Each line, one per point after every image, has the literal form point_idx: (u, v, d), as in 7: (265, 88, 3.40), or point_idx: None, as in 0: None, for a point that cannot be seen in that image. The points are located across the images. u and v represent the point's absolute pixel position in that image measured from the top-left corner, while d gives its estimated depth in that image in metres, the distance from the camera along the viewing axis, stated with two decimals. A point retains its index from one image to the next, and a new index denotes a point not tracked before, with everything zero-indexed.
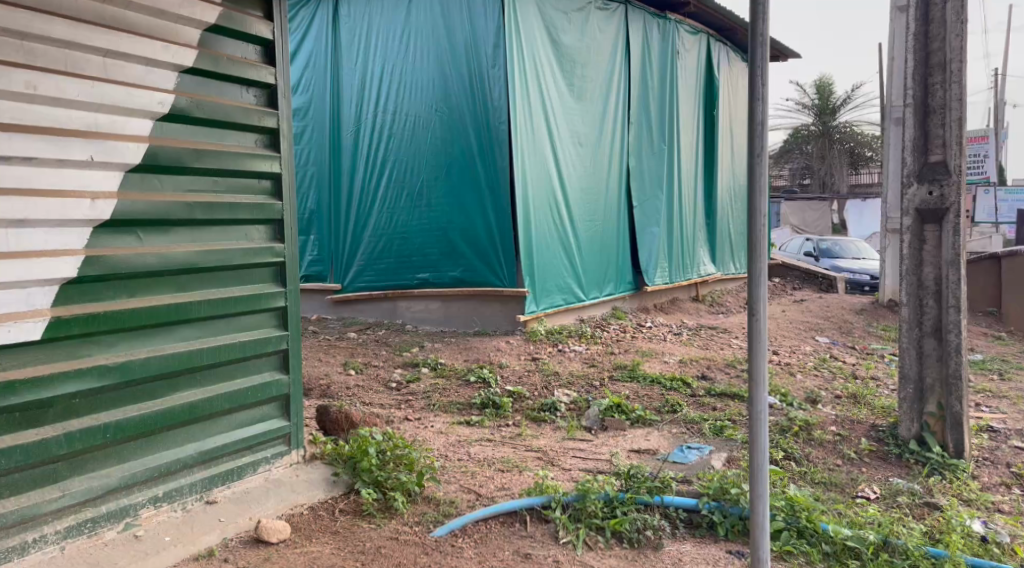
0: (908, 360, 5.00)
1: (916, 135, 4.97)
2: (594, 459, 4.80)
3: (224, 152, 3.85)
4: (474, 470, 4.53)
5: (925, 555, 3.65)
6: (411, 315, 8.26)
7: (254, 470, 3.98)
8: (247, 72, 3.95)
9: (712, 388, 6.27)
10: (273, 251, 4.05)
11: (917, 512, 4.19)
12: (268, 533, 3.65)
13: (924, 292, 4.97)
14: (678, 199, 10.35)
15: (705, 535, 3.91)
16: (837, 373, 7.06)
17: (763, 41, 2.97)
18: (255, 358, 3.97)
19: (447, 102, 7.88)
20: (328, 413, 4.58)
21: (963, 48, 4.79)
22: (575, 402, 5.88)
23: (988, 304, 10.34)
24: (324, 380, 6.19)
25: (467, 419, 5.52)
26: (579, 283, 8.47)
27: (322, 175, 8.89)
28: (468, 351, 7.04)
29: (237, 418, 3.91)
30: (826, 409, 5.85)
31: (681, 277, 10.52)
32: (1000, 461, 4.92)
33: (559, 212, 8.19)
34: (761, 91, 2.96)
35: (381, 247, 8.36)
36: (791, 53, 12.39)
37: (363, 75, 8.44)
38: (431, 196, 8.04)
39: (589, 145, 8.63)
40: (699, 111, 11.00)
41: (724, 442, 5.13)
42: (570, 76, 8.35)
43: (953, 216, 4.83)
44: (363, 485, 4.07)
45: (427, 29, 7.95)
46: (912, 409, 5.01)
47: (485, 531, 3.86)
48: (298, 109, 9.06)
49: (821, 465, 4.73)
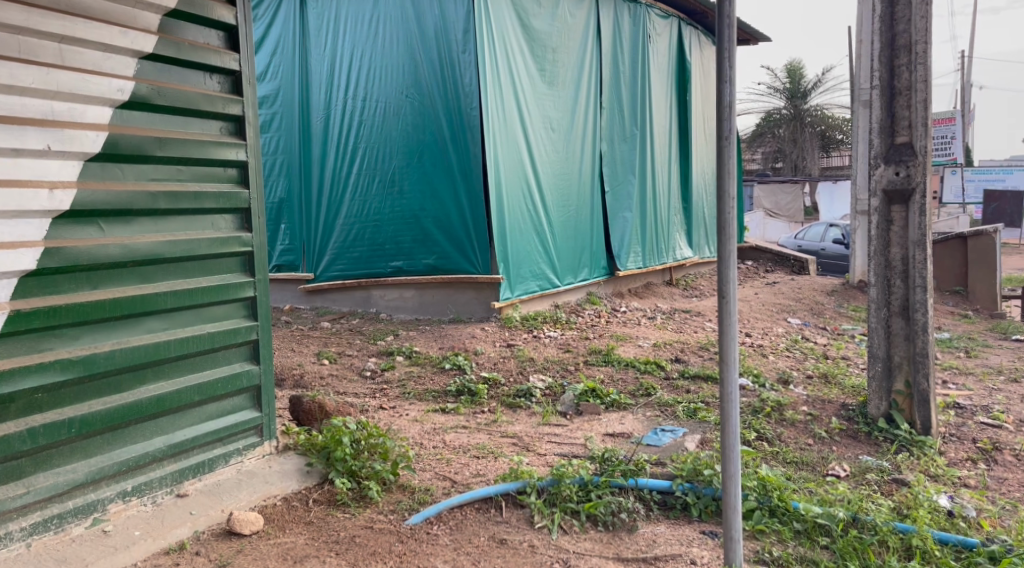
0: (876, 339, 5.06)
1: (882, 117, 5.01)
2: (570, 444, 4.81)
3: (187, 141, 3.80)
4: (450, 457, 4.53)
5: (892, 531, 3.71)
6: (385, 304, 8.23)
7: (225, 462, 3.95)
8: (210, 57, 3.90)
9: (686, 370, 6.32)
10: (240, 241, 4.01)
11: (885, 489, 4.25)
12: (239, 525, 3.62)
13: (892, 272, 5.02)
14: (651, 183, 10.36)
15: (679, 516, 3.95)
16: (808, 353, 7.13)
17: (729, 23, 2.99)
18: (224, 349, 3.94)
19: (417, 88, 7.83)
20: (301, 403, 4.55)
21: (928, 30, 4.84)
22: (550, 387, 5.90)
23: (955, 283, 10.37)
24: (297, 369, 6.14)
25: (443, 406, 5.52)
26: (554, 268, 8.47)
27: (292, 163, 8.81)
28: (443, 338, 7.03)
29: (206, 409, 3.88)
30: (797, 389, 5.91)
31: (654, 261, 10.57)
32: (966, 437, 5.00)
33: (533, 197, 8.17)
34: (729, 74, 2.99)
35: (353, 235, 8.31)
36: (761, 36, 12.40)
37: (332, 61, 8.36)
38: (403, 183, 7.99)
39: (561, 130, 8.61)
40: (671, 95, 11.01)
41: (698, 424, 5.17)
42: (541, 61, 8.32)
43: (919, 196, 4.88)
44: (337, 474, 4.03)
45: (396, 13, 7.87)
46: (881, 387, 5.07)
47: (461, 517, 3.86)
48: (266, 97, 8.95)
49: (793, 444, 4.79)
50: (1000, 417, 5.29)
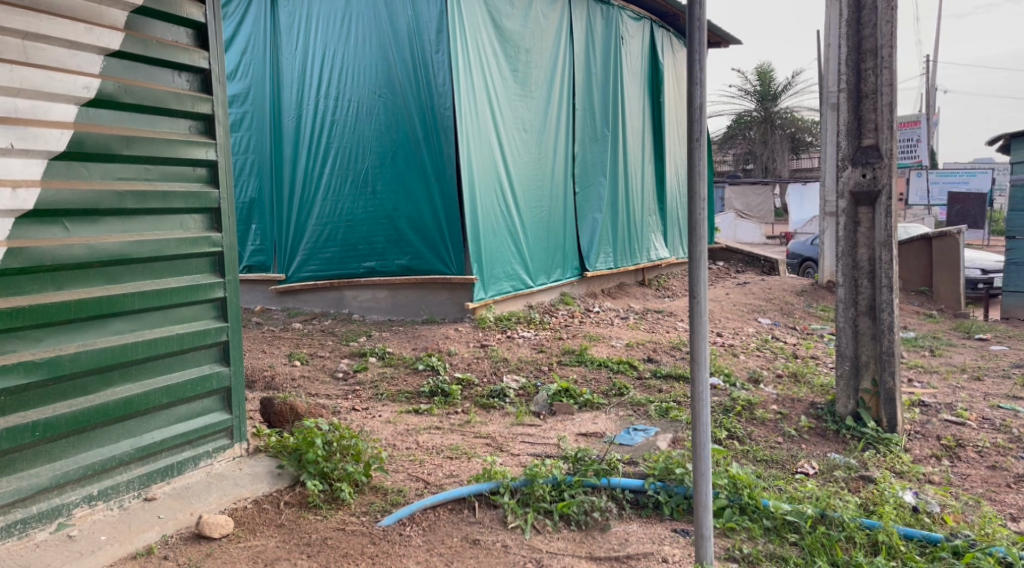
0: (844, 339, 5.12)
1: (849, 119, 5.07)
2: (543, 444, 4.83)
3: (155, 139, 3.76)
4: (423, 458, 4.53)
5: (860, 526, 3.77)
6: (357, 305, 8.20)
7: (194, 465, 3.92)
8: (178, 55, 3.87)
9: (657, 370, 6.36)
10: (210, 241, 3.98)
11: (853, 485, 4.31)
12: (209, 528, 3.59)
13: (859, 273, 5.08)
14: (623, 183, 10.41)
15: (651, 515, 3.98)
16: (778, 353, 7.20)
17: (700, 26, 3.06)
18: (193, 350, 3.90)
19: (390, 88, 7.81)
20: (272, 405, 4.52)
21: (893, 34, 4.90)
22: (524, 388, 5.90)
23: (920, 283, 10.52)
24: (268, 371, 6.10)
25: (416, 407, 5.51)
26: (527, 269, 8.48)
27: (263, 163, 8.76)
28: (417, 339, 7.01)
29: (175, 411, 3.85)
30: (767, 388, 5.96)
31: (626, 262, 10.62)
32: (931, 435, 5.06)
33: (506, 197, 8.18)
34: (700, 76, 3.05)
35: (326, 236, 8.28)
36: (733, 39, 12.50)
37: (304, 60, 8.32)
38: (376, 183, 7.97)
39: (534, 130, 8.63)
40: (644, 96, 11.06)
41: (669, 424, 5.21)
42: (514, 62, 8.32)
43: (886, 198, 4.95)
44: (309, 477, 4.00)
45: (368, 14, 7.84)
46: (849, 386, 5.13)
47: (434, 518, 3.86)
48: (236, 96, 8.88)
49: (763, 443, 4.84)
50: (964, 415, 5.38)
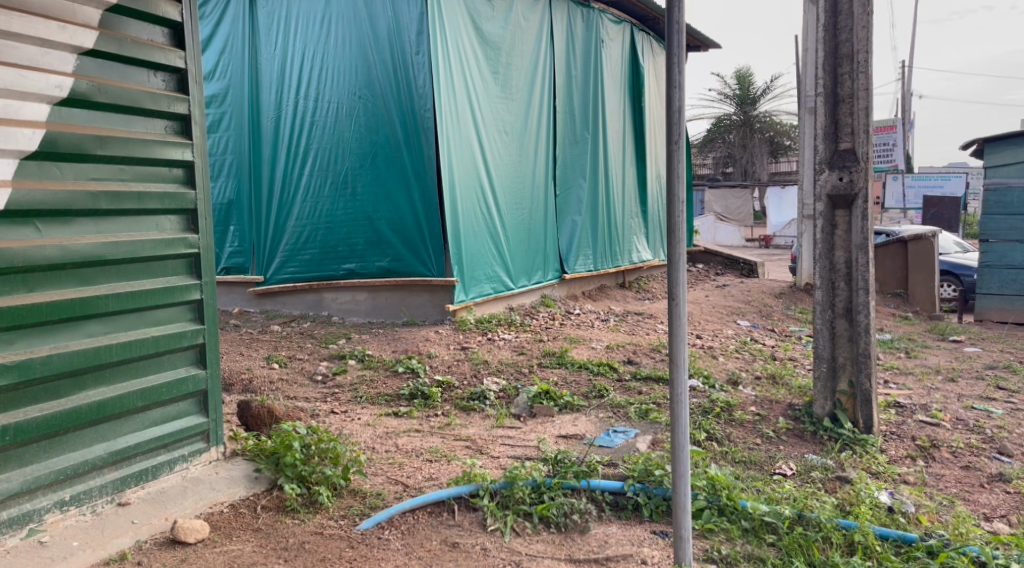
0: (821, 341, 5.14)
1: (827, 123, 5.10)
2: (523, 446, 4.82)
3: (129, 139, 3.73)
4: (402, 461, 4.51)
5: (836, 527, 3.79)
6: (337, 307, 8.16)
7: (170, 469, 3.88)
8: (154, 54, 3.84)
9: (638, 371, 6.38)
10: (186, 243, 3.94)
11: (829, 486, 4.34)
12: (184, 533, 3.56)
13: (836, 275, 5.11)
14: (604, 185, 10.43)
15: (630, 517, 3.98)
16: (757, 355, 7.24)
17: (678, 29, 3.08)
18: (169, 353, 3.87)
19: (370, 89, 7.79)
20: (249, 408, 4.49)
21: (869, 39, 4.95)
22: (504, 390, 5.89)
23: (896, 286, 10.61)
24: (246, 374, 6.06)
25: (395, 410, 5.49)
26: (507, 271, 8.47)
27: (241, 163, 8.70)
28: (396, 341, 6.98)
29: (150, 415, 3.81)
30: (746, 390, 5.99)
31: (607, 264, 10.64)
32: (906, 435, 5.11)
33: (487, 199, 8.17)
34: (678, 79, 3.07)
35: (305, 237, 8.24)
36: (712, 43, 12.57)
37: (283, 61, 8.28)
38: (356, 184, 7.94)
39: (514, 132, 8.64)
40: (625, 99, 11.09)
41: (649, 425, 5.22)
42: (495, 64, 8.33)
43: (862, 201, 4.99)
44: (287, 480, 3.97)
45: (348, 14, 7.81)
46: (826, 388, 5.16)
47: (413, 521, 3.85)
48: (213, 96, 8.81)
49: (741, 444, 4.86)
50: (938, 416, 5.42)
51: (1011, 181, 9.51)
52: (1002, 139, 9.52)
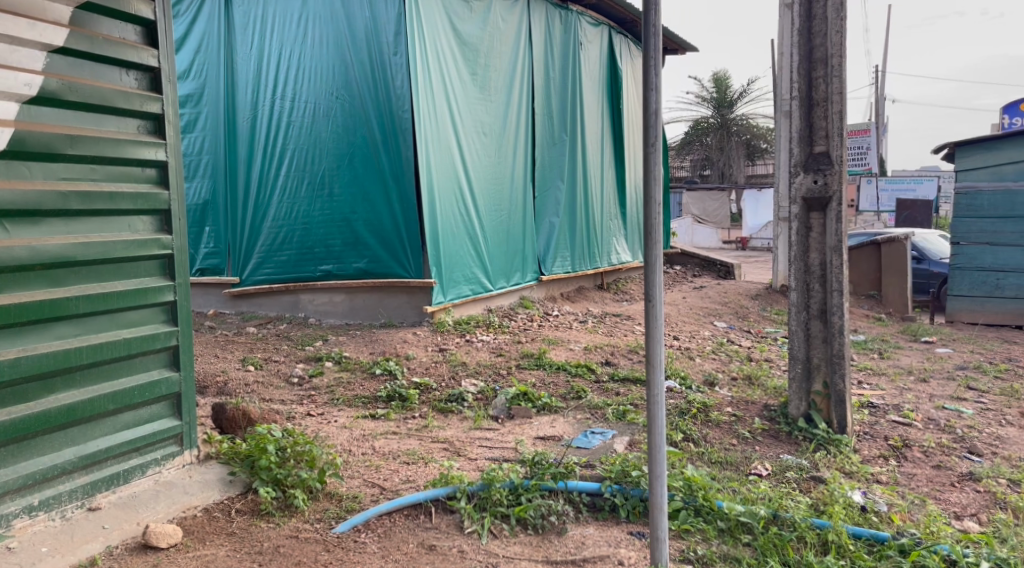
0: (797, 342, 5.18)
1: (801, 127, 5.14)
2: (501, 448, 4.82)
3: (101, 139, 3.69)
4: (379, 463, 4.49)
5: (810, 526, 3.81)
6: (313, 308, 8.12)
7: (141, 473, 3.84)
8: (127, 53, 3.79)
9: (615, 373, 6.40)
10: (159, 243, 3.90)
11: (804, 486, 4.37)
12: (156, 538, 3.52)
13: (811, 276, 5.15)
14: (582, 186, 10.44)
15: (607, 518, 3.99)
16: (733, 356, 7.29)
17: (655, 32, 3.09)
18: (141, 355, 3.82)
19: (348, 89, 7.75)
20: (223, 411, 4.45)
21: (843, 44, 4.99)
22: (482, 392, 5.88)
23: (870, 288, 10.74)
24: (221, 376, 6.01)
25: (373, 412, 5.46)
26: (486, 272, 8.45)
27: (217, 163, 8.64)
28: (374, 343, 6.95)
29: (122, 418, 3.76)
30: (722, 391, 6.02)
31: (585, 265, 10.66)
32: (879, 435, 5.15)
33: (465, 200, 8.15)
34: (654, 81, 3.08)
35: (281, 238, 8.19)
36: (690, 46, 12.63)
37: (259, 61, 8.23)
38: (333, 185, 7.90)
39: (493, 134, 8.63)
40: (603, 101, 11.13)
41: (626, 426, 5.24)
42: (473, 65, 8.32)
43: (836, 204, 5.03)
44: (262, 483, 3.96)
45: (325, 14, 7.77)
46: (800, 388, 5.20)
47: (389, 524, 3.83)
48: (188, 96, 8.74)
49: (718, 445, 4.89)
50: (910, 415, 5.48)
51: (982, 184, 9.64)
52: (973, 143, 9.65)
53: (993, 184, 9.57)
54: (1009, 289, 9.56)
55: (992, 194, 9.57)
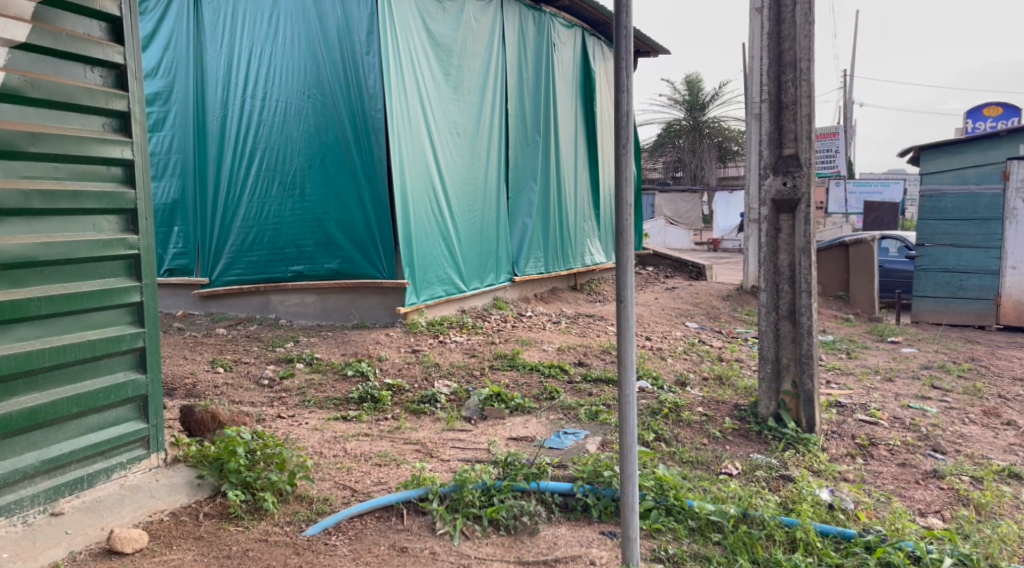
0: (766, 342, 5.22)
1: (770, 129, 5.18)
2: (473, 449, 4.81)
3: (64, 136, 3.63)
4: (350, 466, 4.46)
5: (779, 524, 3.84)
6: (284, 309, 8.06)
7: (107, 477, 3.78)
8: (91, 49, 3.74)
9: (587, 373, 6.41)
10: (125, 243, 3.85)
11: (773, 485, 4.40)
12: (121, 543, 3.49)
13: (780, 278, 5.19)
14: (556, 187, 10.45)
15: (579, 518, 3.99)
16: (704, 356, 7.33)
17: (627, 34, 3.10)
18: (106, 357, 3.77)
19: (320, 89, 7.70)
20: (192, 414, 4.40)
21: (811, 48, 5.04)
22: (455, 393, 5.87)
23: (838, 289, 10.85)
24: (189, 378, 5.94)
25: (344, 414, 5.43)
26: (459, 273, 8.44)
27: (186, 163, 8.55)
28: (345, 344, 6.91)
29: (87, 421, 3.70)
30: (693, 391, 6.05)
31: (559, 265, 10.68)
32: (846, 434, 5.20)
33: (438, 201, 8.13)
34: (626, 82, 3.10)
35: (251, 239, 8.13)
36: (662, 49, 12.69)
37: (229, 59, 8.16)
38: (304, 185, 7.85)
39: (466, 134, 8.61)
40: (577, 103, 11.15)
41: (599, 426, 5.26)
42: (446, 65, 8.30)
43: (805, 206, 5.08)
44: (230, 486, 3.91)
45: (297, 13, 7.72)
46: (770, 388, 5.24)
47: (360, 526, 3.81)
48: (156, 94, 8.65)
49: (689, 444, 4.91)
50: (877, 414, 5.55)
51: (945, 187, 9.78)
52: (937, 147, 9.78)
53: (956, 187, 9.71)
54: (972, 290, 9.71)
55: (956, 197, 9.71)
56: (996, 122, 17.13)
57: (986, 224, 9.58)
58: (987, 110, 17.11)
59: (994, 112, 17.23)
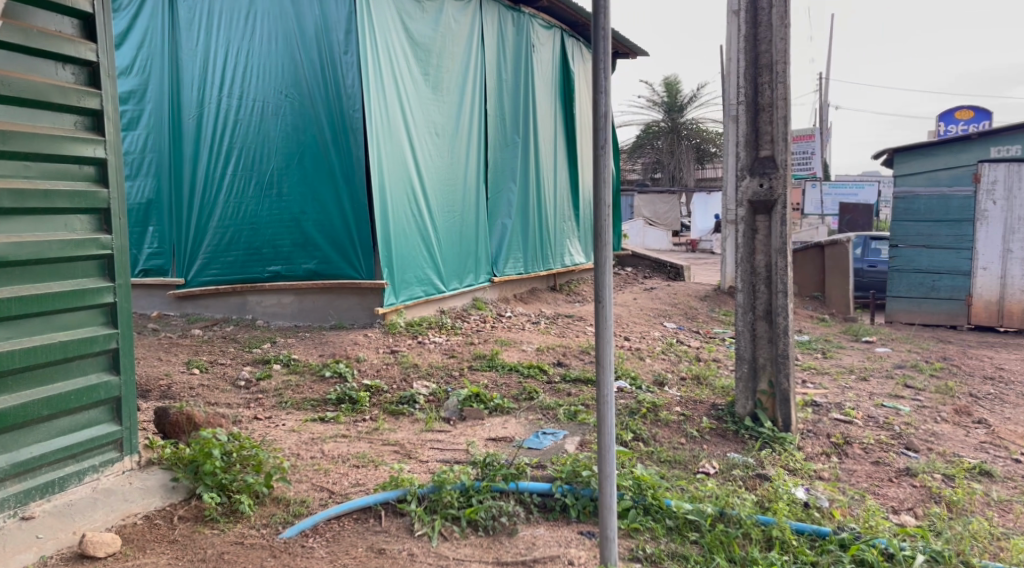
0: (743, 342, 5.25)
1: (747, 131, 5.21)
2: (452, 450, 4.80)
3: (35, 135, 3.59)
4: (328, 467, 4.43)
5: (755, 523, 3.86)
6: (261, 310, 8.01)
7: (79, 480, 3.73)
8: (62, 46, 3.70)
9: (567, 374, 6.42)
10: (98, 243, 3.80)
11: (750, 484, 4.42)
12: (93, 548, 3.46)
13: (757, 278, 5.22)
14: (535, 188, 10.45)
15: (558, 518, 3.99)
16: (682, 356, 7.36)
17: (604, 35, 3.10)
18: (78, 359, 3.72)
19: (297, 88, 7.66)
20: (166, 415, 4.35)
21: (787, 50, 5.07)
22: (434, 394, 5.85)
23: (813, 289, 10.94)
24: (164, 380, 5.89)
25: (322, 415, 5.40)
26: (438, 273, 8.41)
27: (161, 162, 8.47)
28: (323, 345, 6.87)
29: (58, 424, 3.66)
30: (671, 390, 6.07)
31: (538, 266, 10.68)
32: (822, 433, 5.24)
33: (417, 201, 8.11)
34: (604, 84, 3.10)
35: (228, 239, 8.07)
36: (640, 50, 12.73)
37: (205, 58, 8.09)
38: (282, 185, 7.80)
39: (445, 134, 8.60)
40: (556, 103, 11.17)
41: (577, 426, 5.26)
42: (425, 65, 8.28)
43: (781, 207, 5.11)
44: (206, 489, 3.87)
45: (274, 11, 7.67)
46: (747, 388, 5.27)
47: (338, 528, 3.79)
48: (131, 92, 8.56)
49: (666, 444, 4.93)
50: (851, 413, 5.60)
51: (918, 189, 9.88)
52: (910, 149, 9.87)
53: (929, 189, 9.81)
54: (945, 290, 9.82)
55: (928, 198, 9.81)
56: (967, 125, 17.33)
57: (958, 226, 9.69)
58: (959, 113, 17.32)
59: (965, 116, 17.43)
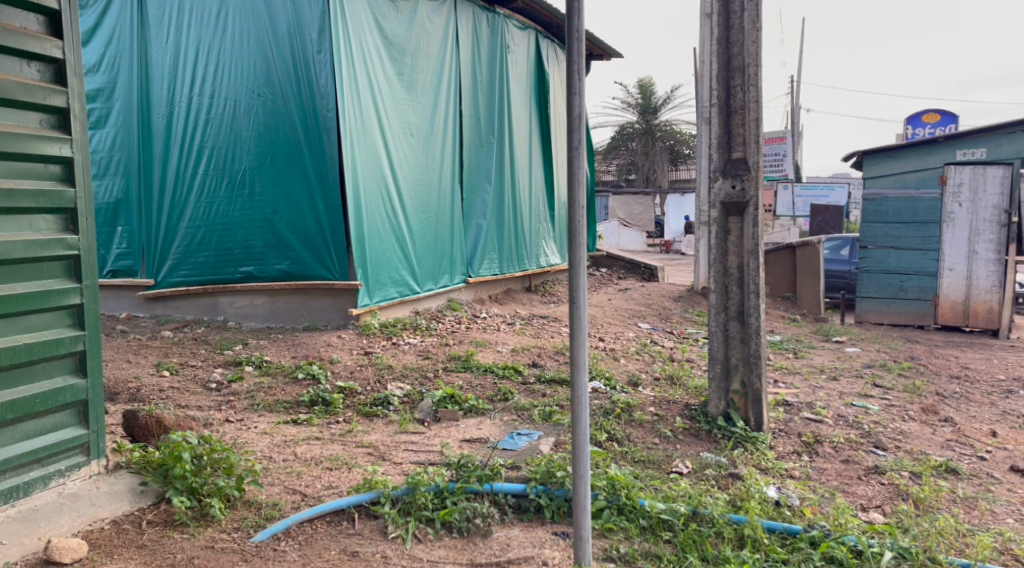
0: (716, 342, 5.27)
1: (720, 133, 5.23)
2: (426, 451, 4.78)
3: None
4: (300, 470, 4.39)
5: (727, 522, 3.87)
6: (233, 311, 7.93)
7: (44, 485, 3.68)
8: (28, 43, 3.63)
9: (541, 374, 6.42)
10: (63, 244, 3.74)
11: (722, 483, 4.45)
12: (58, 553, 3.40)
13: (729, 279, 5.25)
14: (510, 188, 10.44)
15: (532, 519, 3.98)
16: (656, 356, 7.39)
17: (578, 36, 3.11)
18: (44, 362, 3.66)
19: (270, 87, 7.60)
20: (135, 418, 4.29)
21: (758, 53, 5.10)
22: (408, 395, 5.82)
23: (785, 289, 11.03)
24: (133, 382, 5.81)
25: (295, 417, 5.35)
26: (412, 274, 8.38)
27: (130, 161, 8.37)
28: (296, 347, 6.82)
29: (22, 428, 3.60)
30: (644, 391, 6.08)
31: (513, 267, 10.68)
32: (793, 432, 5.28)
33: (391, 201, 8.07)
34: (578, 85, 3.09)
35: (199, 239, 7.99)
36: (614, 52, 12.77)
37: (175, 56, 8.00)
38: (254, 184, 7.73)
39: (420, 134, 8.57)
40: (531, 104, 11.17)
41: (552, 427, 5.26)
42: (399, 65, 8.25)
43: (753, 209, 5.14)
44: (175, 493, 3.80)
45: (246, 10, 7.60)
46: (720, 387, 5.29)
47: (311, 531, 3.75)
48: (99, 91, 8.44)
49: (640, 444, 4.94)
50: (822, 412, 5.65)
51: (886, 191, 9.99)
52: (879, 152, 10.00)
53: (897, 191, 9.93)
54: (914, 290, 9.94)
55: (897, 200, 9.92)
56: (934, 128, 17.57)
57: (925, 227, 9.81)
58: (927, 116, 17.56)
59: (933, 119, 17.68)
